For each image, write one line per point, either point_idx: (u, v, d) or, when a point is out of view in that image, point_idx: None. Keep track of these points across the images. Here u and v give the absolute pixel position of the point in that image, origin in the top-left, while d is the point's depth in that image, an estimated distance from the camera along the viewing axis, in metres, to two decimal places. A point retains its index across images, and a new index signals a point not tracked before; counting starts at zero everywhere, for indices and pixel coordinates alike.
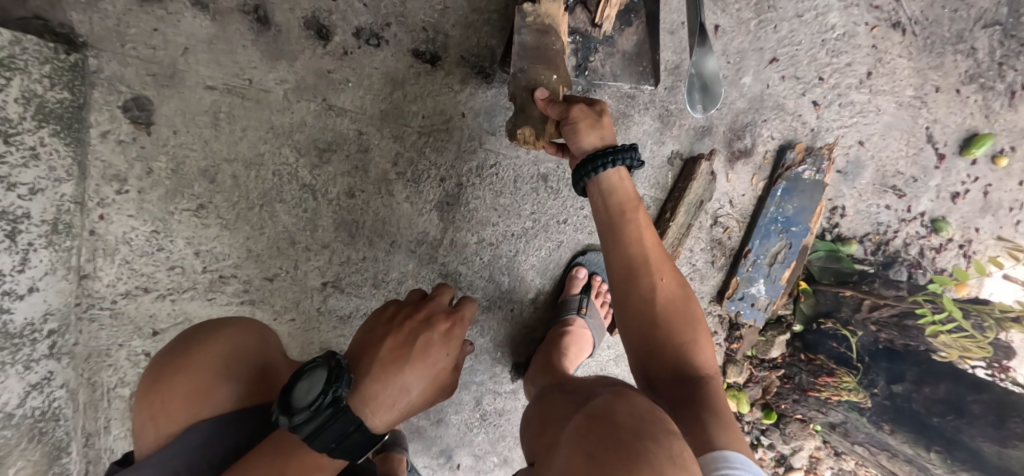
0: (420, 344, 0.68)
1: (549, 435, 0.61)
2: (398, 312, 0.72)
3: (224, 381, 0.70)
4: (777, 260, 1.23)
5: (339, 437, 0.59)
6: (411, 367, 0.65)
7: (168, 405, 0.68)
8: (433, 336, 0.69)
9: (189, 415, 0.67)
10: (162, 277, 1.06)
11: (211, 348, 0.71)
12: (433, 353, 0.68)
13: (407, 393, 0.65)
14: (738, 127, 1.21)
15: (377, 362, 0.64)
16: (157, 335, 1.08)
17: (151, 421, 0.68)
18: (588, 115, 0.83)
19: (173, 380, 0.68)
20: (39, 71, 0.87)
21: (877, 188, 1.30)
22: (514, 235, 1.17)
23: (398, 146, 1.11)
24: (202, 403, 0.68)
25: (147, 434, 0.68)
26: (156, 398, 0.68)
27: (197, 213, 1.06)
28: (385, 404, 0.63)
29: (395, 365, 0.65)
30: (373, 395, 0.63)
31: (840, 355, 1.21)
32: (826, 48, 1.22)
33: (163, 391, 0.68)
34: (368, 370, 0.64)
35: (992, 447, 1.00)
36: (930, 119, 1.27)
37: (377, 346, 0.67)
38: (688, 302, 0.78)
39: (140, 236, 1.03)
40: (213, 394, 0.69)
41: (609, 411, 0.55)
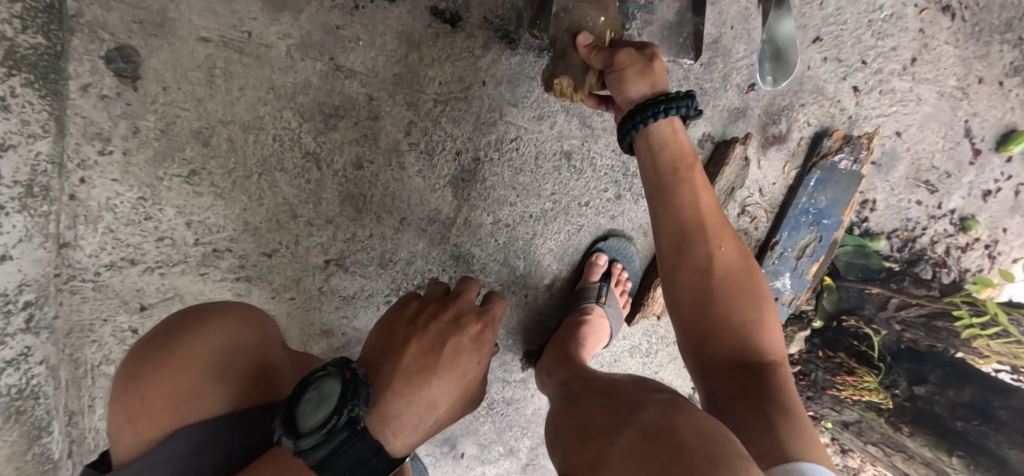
0: (450, 350, 0.62)
1: (595, 449, 0.56)
2: (421, 311, 0.66)
3: (217, 378, 0.62)
4: (806, 253, 1.19)
5: (354, 464, 0.51)
6: (439, 379, 0.59)
7: (150, 405, 0.60)
8: (463, 339, 0.63)
9: (175, 417, 0.60)
10: (150, 249, 0.97)
11: (199, 340, 0.63)
12: (462, 360, 0.62)
13: (433, 409, 0.58)
14: (774, 110, 1.14)
15: (400, 373, 0.58)
16: (144, 311, 1.00)
17: (130, 422, 0.60)
18: (635, 61, 0.77)
19: (157, 376, 0.60)
20: (9, 10, 0.77)
21: (910, 182, 1.24)
22: (532, 217, 1.10)
23: (412, 115, 1.01)
24: (191, 403, 0.60)
25: (123, 436, 0.60)
26: (137, 396, 0.60)
27: (189, 180, 0.96)
28: (409, 424, 0.56)
29: (418, 377, 0.58)
30: (395, 413, 0.56)
31: (860, 353, 1.20)
32: (872, 30, 1.13)
33: (144, 389, 0.60)
34: (390, 381, 0.57)
35: (1019, 454, 0.94)
36: (970, 112, 1.20)
37: (400, 352, 0.60)
38: (746, 277, 0.72)
39: (126, 203, 0.94)
40: (202, 393, 0.61)
41: (670, 432, 0.50)
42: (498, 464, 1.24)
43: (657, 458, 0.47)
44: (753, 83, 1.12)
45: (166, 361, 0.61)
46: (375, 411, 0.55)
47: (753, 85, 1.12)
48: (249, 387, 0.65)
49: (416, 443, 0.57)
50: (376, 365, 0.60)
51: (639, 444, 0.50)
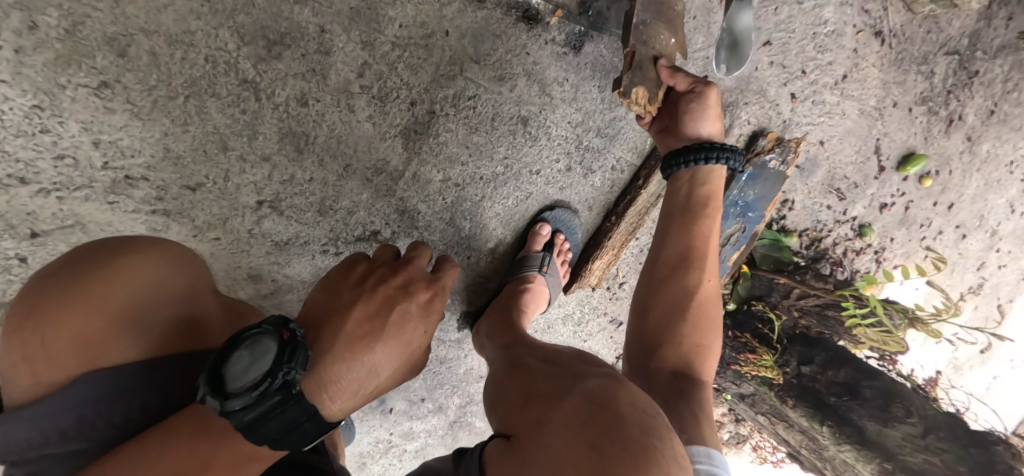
0: (396, 316, 0.58)
1: (535, 410, 0.59)
2: (370, 275, 0.62)
3: (136, 323, 0.57)
4: (730, 242, 1.28)
5: (284, 429, 0.49)
6: (383, 345, 0.56)
7: (51, 347, 0.53)
8: (408, 308, 0.59)
9: (82, 363, 0.54)
10: (47, 168, 0.87)
11: (119, 280, 0.57)
12: (408, 331, 0.59)
13: (376, 374, 0.55)
14: (721, 105, 1.19)
15: (343, 337, 0.54)
16: (36, 238, 0.90)
17: (27, 364, 0.53)
18: (717, 102, 0.87)
19: (65, 314, 0.54)
20: None
21: (824, 188, 1.37)
22: (483, 179, 1.08)
23: (367, 56, 0.94)
24: (103, 350, 0.55)
25: (17, 378, 0.54)
26: (37, 337, 0.54)
27: (99, 93, 0.85)
28: (348, 389, 0.53)
29: (362, 343, 0.54)
30: (334, 377, 0.52)
31: (762, 334, 1.31)
32: (815, 43, 1.21)
33: (45, 328, 0.54)
34: (334, 343, 0.53)
35: (874, 425, 1.12)
36: (882, 132, 1.34)
37: (344, 316, 0.56)
38: (715, 312, 0.80)
39: (18, 110, 0.82)
40: (120, 337, 0.56)
41: (610, 399, 0.54)
42: (427, 420, 1.26)
43: (597, 423, 0.51)
44: (706, 76, 1.16)
45: (74, 299, 0.55)
46: (312, 374, 0.51)
47: (706, 77, 1.16)
48: (173, 336, 0.60)
49: (354, 404, 0.54)
50: (317, 323, 0.55)
51: (581, 408, 0.54)
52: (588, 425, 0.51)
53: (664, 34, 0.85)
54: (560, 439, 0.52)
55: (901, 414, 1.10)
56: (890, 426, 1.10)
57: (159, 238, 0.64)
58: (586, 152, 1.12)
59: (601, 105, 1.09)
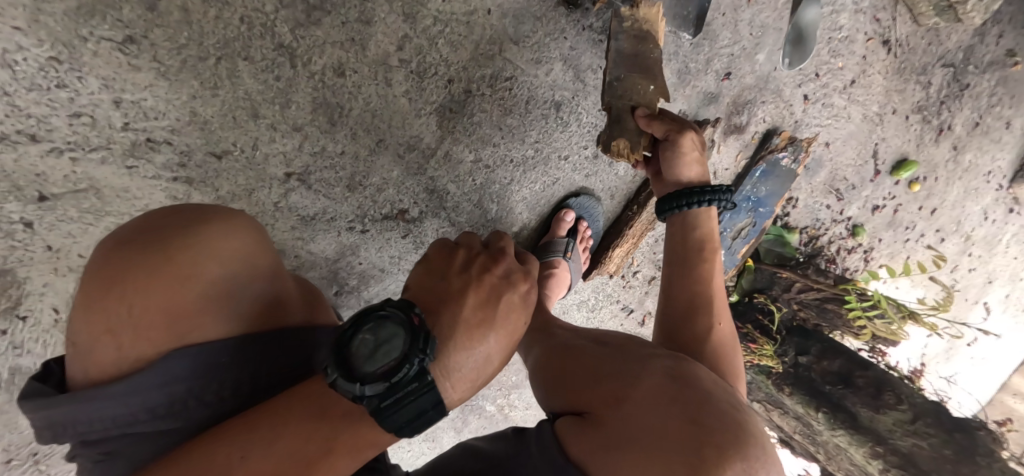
0: (506, 306, 0.53)
1: (608, 393, 0.59)
2: (473, 260, 0.57)
3: (221, 300, 0.57)
4: (740, 236, 1.32)
5: (413, 417, 0.46)
6: (496, 335, 0.51)
7: (139, 321, 0.53)
8: (516, 296, 0.54)
9: (170, 339, 0.54)
10: (61, 126, 0.80)
11: (204, 256, 0.56)
12: (517, 322, 0.54)
13: (489, 365, 0.51)
14: (741, 102, 1.22)
15: (461, 325, 0.50)
16: (43, 202, 0.84)
17: (112, 337, 0.53)
18: (694, 147, 0.87)
19: (151, 288, 0.54)
20: None
21: (825, 188, 1.43)
22: (513, 162, 1.08)
23: (408, 29, 0.91)
24: (188, 325, 0.54)
25: (101, 351, 0.53)
26: (122, 309, 0.53)
27: (123, 49, 0.78)
28: (467, 379, 0.49)
29: (479, 331, 0.50)
30: (455, 366, 0.48)
31: (763, 326, 1.38)
32: (829, 47, 1.25)
33: (132, 301, 0.53)
34: (453, 332, 0.49)
35: (868, 412, 1.20)
36: (880, 137, 1.41)
37: (456, 304, 0.51)
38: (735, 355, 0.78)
39: (32, 62, 0.75)
40: (205, 315, 0.55)
41: (690, 378, 0.60)
42: None
43: (688, 400, 0.56)
44: (730, 72, 1.18)
45: (161, 273, 0.54)
46: (437, 363, 0.48)
47: (729, 73, 1.18)
48: (252, 312, 0.59)
49: (468, 396, 0.50)
50: (431, 307, 0.51)
51: (664, 380, 0.58)
52: (677, 398, 0.56)
53: (640, 85, 0.88)
54: (654, 418, 0.55)
55: (892, 401, 1.19)
56: (881, 412, 1.18)
57: (235, 213, 0.63)
58: None
59: None
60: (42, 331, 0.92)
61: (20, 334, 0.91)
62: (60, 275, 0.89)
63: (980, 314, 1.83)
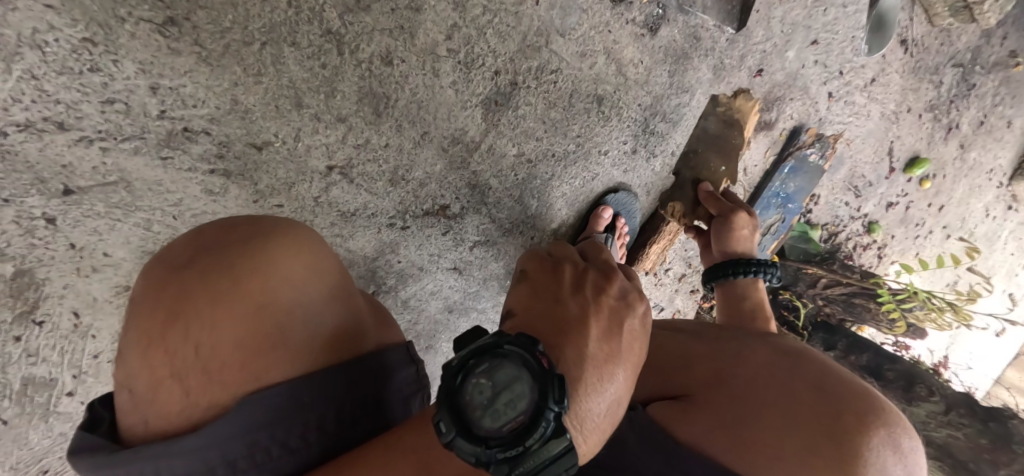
0: (627, 335, 0.49)
1: (720, 377, 0.62)
2: (582, 279, 0.53)
3: (289, 331, 0.53)
4: (770, 231, 1.32)
5: None
6: (622, 370, 0.47)
7: (207, 360, 0.50)
8: (635, 325, 0.50)
9: (240, 377, 0.50)
10: (91, 113, 0.74)
11: (268, 284, 0.53)
12: (636, 352, 0.50)
13: (616, 406, 0.47)
14: (770, 99, 1.23)
15: (590, 363, 0.45)
16: (68, 197, 0.77)
17: (179, 379, 0.50)
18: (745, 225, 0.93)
19: (216, 323, 0.51)
20: None
21: (844, 185, 1.45)
22: (555, 157, 1.06)
23: (457, 17, 0.88)
24: (260, 362, 0.51)
25: (170, 398, 0.50)
26: (190, 350, 0.50)
27: (164, 31, 0.73)
28: (599, 427, 0.44)
29: (607, 368, 0.46)
30: (588, 412, 0.44)
31: (788, 322, 1.42)
32: (853, 46, 1.26)
33: (198, 338, 0.51)
34: (583, 373, 0.44)
35: (899, 404, 1.21)
36: (896, 135, 1.45)
37: (581, 335, 0.46)
38: None
39: (64, 44, 0.69)
40: (273, 348, 0.52)
41: (798, 354, 0.63)
42: None
43: (807, 371, 0.59)
44: (761, 69, 1.19)
45: (225, 305, 0.52)
46: (570, 411, 0.42)
47: (760, 70, 1.19)
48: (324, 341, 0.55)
49: (602, 444, 0.45)
50: (557, 340, 0.45)
51: (773, 359, 0.62)
52: (795, 369, 0.60)
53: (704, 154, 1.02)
54: (779, 392, 0.57)
55: (924, 393, 1.19)
56: (914, 404, 1.19)
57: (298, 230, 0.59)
58: (651, 136, 1.12)
59: (669, 90, 1.10)
60: (60, 337, 0.85)
61: (35, 341, 0.83)
62: (84, 276, 0.83)
63: (1001, 302, 1.99)
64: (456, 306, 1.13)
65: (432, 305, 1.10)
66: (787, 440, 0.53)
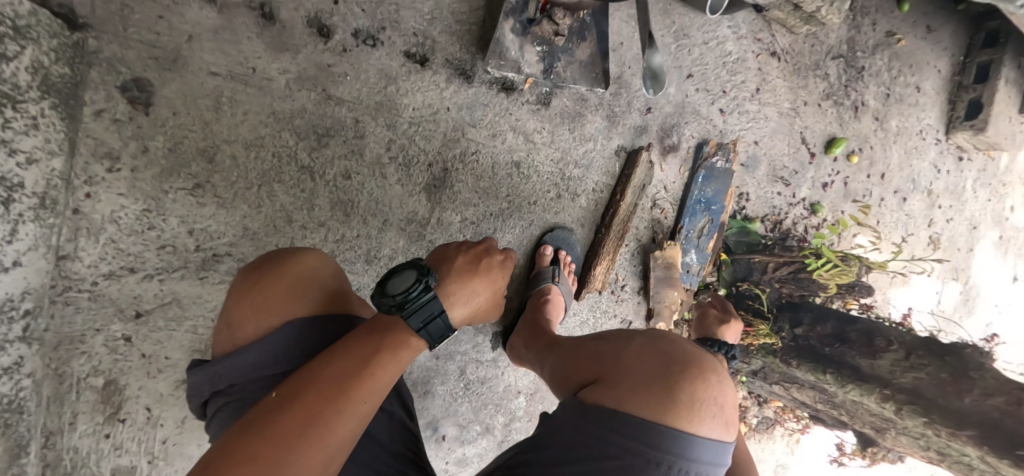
0: (485, 262, 0.80)
1: (606, 365, 0.78)
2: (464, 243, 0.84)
3: (317, 291, 0.80)
4: (703, 233, 1.51)
5: (426, 318, 0.68)
6: (479, 277, 0.77)
7: (268, 302, 0.76)
8: (494, 261, 0.81)
9: (286, 313, 0.77)
10: (151, 257, 1.09)
11: (305, 265, 0.81)
12: (493, 273, 0.80)
13: (476, 296, 0.76)
14: (667, 127, 1.49)
15: (454, 268, 0.76)
16: (139, 318, 1.10)
17: (252, 314, 0.76)
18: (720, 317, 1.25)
19: (274, 282, 0.77)
20: (49, 44, 0.93)
21: (770, 179, 1.64)
22: (492, 215, 1.34)
23: (391, 134, 1.23)
24: (300, 305, 0.78)
25: (245, 324, 0.76)
26: (260, 295, 0.76)
27: (194, 192, 1.10)
28: (461, 300, 0.75)
29: (467, 274, 0.77)
30: (453, 291, 0.74)
31: (755, 309, 1.56)
32: (727, 69, 1.53)
33: (264, 291, 0.76)
34: (448, 273, 0.75)
35: (866, 361, 1.37)
36: (804, 126, 1.65)
37: (451, 259, 0.78)
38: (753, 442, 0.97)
39: (130, 215, 1.07)
40: (307, 299, 0.79)
41: (665, 342, 0.79)
42: (477, 444, 1.41)
43: (664, 355, 0.76)
44: (650, 107, 1.46)
45: (280, 274, 0.78)
46: (440, 289, 0.73)
47: (649, 108, 1.46)
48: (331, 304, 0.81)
49: (464, 316, 0.75)
50: (436, 264, 0.77)
51: (646, 348, 0.78)
52: (658, 353, 0.76)
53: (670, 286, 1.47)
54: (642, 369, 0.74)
55: (884, 345, 1.37)
56: (878, 357, 1.36)
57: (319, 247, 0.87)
58: (570, 181, 1.40)
59: (573, 143, 1.39)
60: (138, 430, 1.13)
61: (120, 435, 1.12)
62: (152, 377, 1.13)
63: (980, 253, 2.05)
64: (442, 352, 1.34)
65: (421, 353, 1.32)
66: (642, 399, 0.71)
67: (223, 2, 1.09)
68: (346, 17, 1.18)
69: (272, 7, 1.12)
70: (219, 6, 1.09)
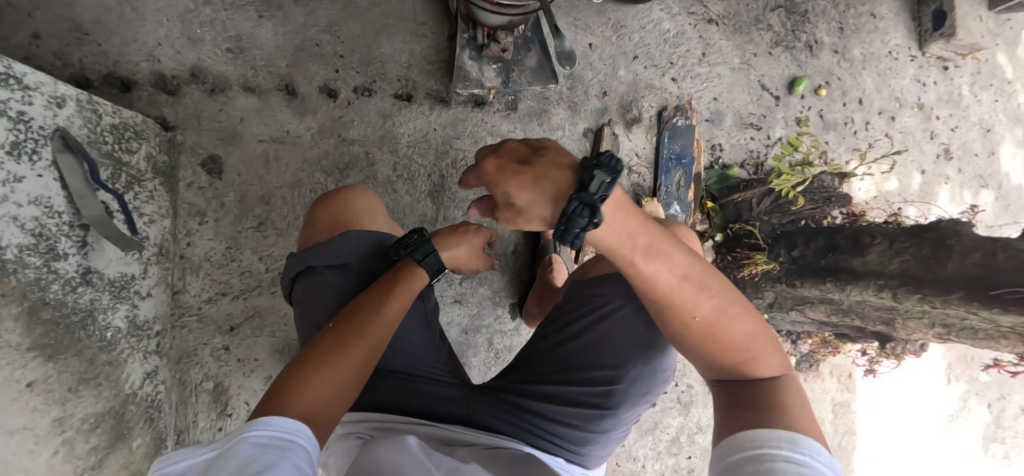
0: (466, 229, 1.04)
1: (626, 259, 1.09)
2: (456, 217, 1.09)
3: (372, 214, 1.06)
4: (681, 185, 1.71)
5: (425, 254, 0.96)
6: (455, 247, 1.02)
7: (338, 212, 1.02)
8: (469, 229, 1.04)
9: (348, 220, 1.02)
10: (236, 282, 1.47)
11: (366, 197, 1.07)
12: (470, 239, 1.04)
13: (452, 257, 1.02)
14: (626, 103, 1.74)
15: (438, 237, 1.02)
16: (232, 331, 1.47)
17: (329, 216, 1.02)
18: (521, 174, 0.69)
19: (345, 200, 1.04)
20: (155, 140, 1.35)
21: (739, 127, 1.80)
22: (488, 206, 1.62)
23: (395, 158, 1.57)
24: (360, 217, 1.03)
25: (320, 223, 1.02)
26: (335, 206, 1.03)
27: (259, 228, 1.48)
28: (442, 258, 1.01)
29: (447, 241, 1.02)
30: (437, 251, 1.01)
31: (754, 245, 1.68)
32: (669, 44, 1.76)
33: (336, 204, 1.03)
34: (434, 238, 1.02)
35: (858, 261, 1.42)
36: (759, 74, 1.82)
37: (439, 231, 1.04)
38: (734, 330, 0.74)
39: (217, 253, 1.46)
40: (366, 215, 1.04)
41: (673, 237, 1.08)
42: None
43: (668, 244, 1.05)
44: (605, 91, 1.72)
45: (348, 196, 1.05)
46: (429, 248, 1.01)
47: (606, 92, 1.72)
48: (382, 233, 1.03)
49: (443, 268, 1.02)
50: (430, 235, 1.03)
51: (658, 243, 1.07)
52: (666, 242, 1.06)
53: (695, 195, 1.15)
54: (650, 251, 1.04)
55: (869, 240, 1.42)
56: (867, 252, 1.41)
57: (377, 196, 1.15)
58: None
59: (544, 134, 1.67)
60: (242, 422, 1.46)
61: (230, 427, 1.45)
62: (247, 376, 1.47)
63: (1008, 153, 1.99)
64: (469, 327, 1.59)
65: (451, 330, 1.58)
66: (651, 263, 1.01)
67: (259, 90, 1.51)
68: (346, 80, 1.56)
69: (293, 85, 1.53)
70: (257, 93, 1.51)
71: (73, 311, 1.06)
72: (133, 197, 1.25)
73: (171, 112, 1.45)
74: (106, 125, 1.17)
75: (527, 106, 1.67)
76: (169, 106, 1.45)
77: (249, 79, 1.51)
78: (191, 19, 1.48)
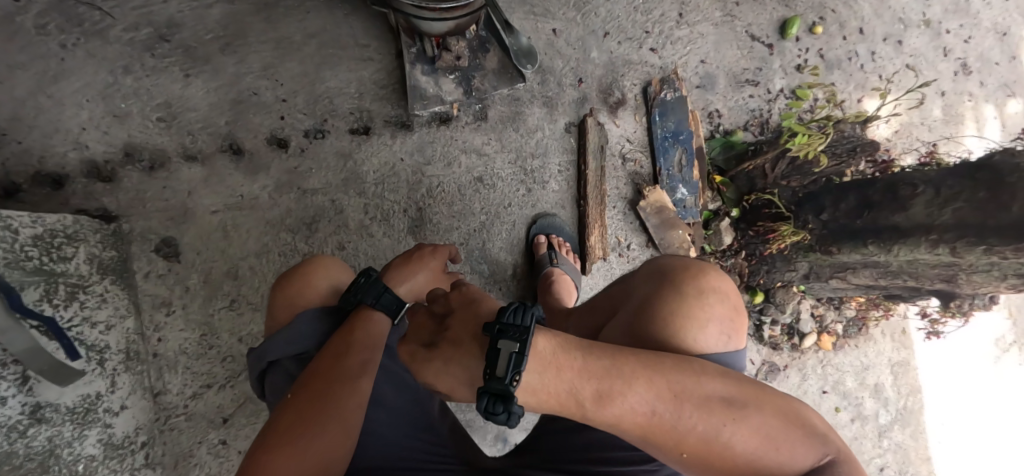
0: (449, 336, 0.68)
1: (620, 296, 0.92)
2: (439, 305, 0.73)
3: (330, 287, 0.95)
4: (683, 165, 1.54)
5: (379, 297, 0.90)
6: (440, 367, 0.68)
7: (292, 292, 0.93)
8: (458, 331, 0.68)
9: (303, 301, 0.92)
10: (219, 369, 1.34)
11: (324, 265, 0.97)
12: (458, 347, 0.66)
13: (453, 381, 0.68)
14: (605, 87, 1.57)
15: (415, 360, 0.70)
16: (226, 422, 1.34)
17: (288, 300, 0.92)
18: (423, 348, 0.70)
19: (301, 276, 0.94)
20: (94, 237, 1.21)
21: (734, 87, 1.62)
22: (476, 231, 1.47)
23: (364, 199, 1.42)
24: (312, 294, 0.93)
25: (279, 308, 0.93)
26: (291, 287, 0.93)
27: (232, 306, 1.34)
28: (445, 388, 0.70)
29: (428, 362, 0.69)
30: (434, 380, 0.70)
31: (775, 215, 1.51)
32: (640, 11, 1.58)
33: (290, 285, 0.93)
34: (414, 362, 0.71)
35: (901, 216, 1.26)
36: (745, 24, 1.63)
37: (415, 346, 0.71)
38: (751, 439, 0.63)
39: (193, 343, 1.33)
40: (321, 290, 0.94)
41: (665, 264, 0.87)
42: None
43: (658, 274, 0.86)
44: (580, 78, 1.55)
45: (304, 270, 0.95)
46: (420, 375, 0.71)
47: (581, 78, 1.55)
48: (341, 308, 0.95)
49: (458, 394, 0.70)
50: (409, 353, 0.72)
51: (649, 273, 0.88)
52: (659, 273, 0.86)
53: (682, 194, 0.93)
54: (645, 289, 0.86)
55: (910, 191, 1.25)
56: (910, 206, 1.24)
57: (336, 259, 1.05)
58: (533, 173, 1.51)
59: (522, 140, 1.52)
60: None
61: None
62: None
63: None
64: None
65: None
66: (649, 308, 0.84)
67: (202, 156, 1.36)
68: (294, 125, 1.41)
69: (238, 142, 1.38)
70: (200, 161, 1.36)
71: (28, 457, 0.93)
72: (78, 309, 1.11)
73: (111, 200, 1.31)
74: (25, 239, 1.04)
75: (496, 112, 1.50)
76: (106, 194, 1.31)
77: (189, 146, 1.36)
78: (113, 94, 1.33)
